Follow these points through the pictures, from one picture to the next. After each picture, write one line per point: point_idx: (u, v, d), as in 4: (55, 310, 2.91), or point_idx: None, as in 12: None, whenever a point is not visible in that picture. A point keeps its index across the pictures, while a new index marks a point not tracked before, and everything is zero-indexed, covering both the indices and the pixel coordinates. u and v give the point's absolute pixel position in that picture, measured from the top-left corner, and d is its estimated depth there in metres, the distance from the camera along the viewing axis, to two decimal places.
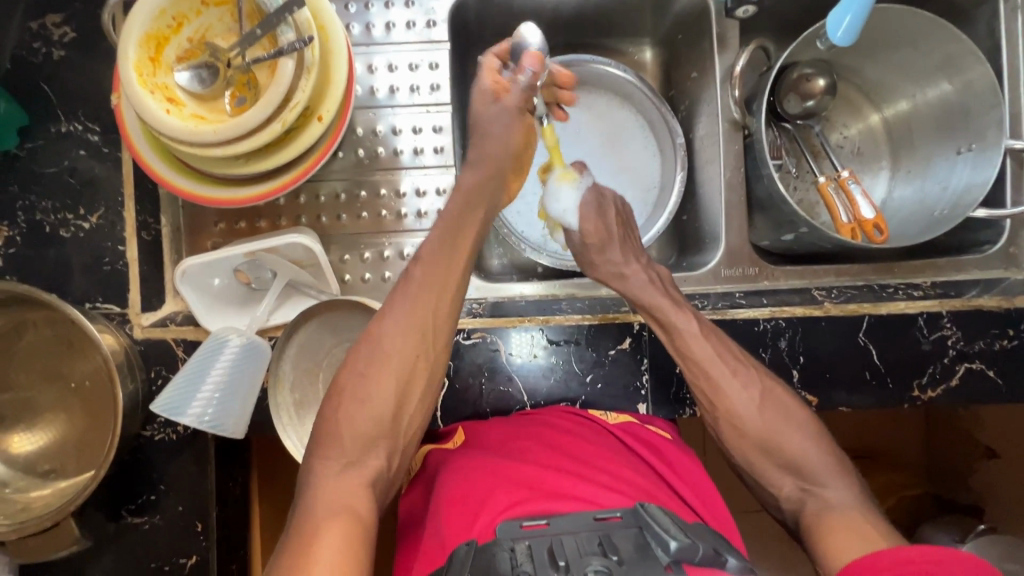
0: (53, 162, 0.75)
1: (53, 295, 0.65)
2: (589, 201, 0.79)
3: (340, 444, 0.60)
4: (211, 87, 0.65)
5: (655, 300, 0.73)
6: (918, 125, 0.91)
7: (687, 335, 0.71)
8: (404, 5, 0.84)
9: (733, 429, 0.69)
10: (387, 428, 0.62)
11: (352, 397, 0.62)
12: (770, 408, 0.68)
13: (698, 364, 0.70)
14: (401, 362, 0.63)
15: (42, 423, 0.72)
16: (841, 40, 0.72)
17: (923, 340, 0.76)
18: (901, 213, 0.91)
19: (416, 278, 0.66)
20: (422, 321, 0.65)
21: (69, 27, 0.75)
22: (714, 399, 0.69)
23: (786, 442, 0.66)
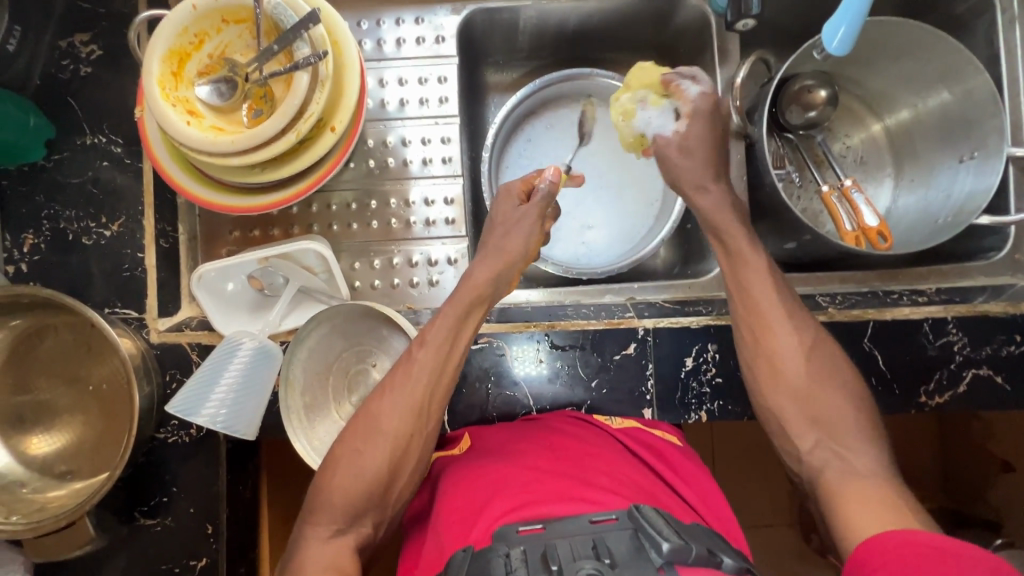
0: (78, 173, 0.78)
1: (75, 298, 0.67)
2: (703, 110, 0.73)
3: (330, 510, 0.61)
4: (230, 100, 0.68)
5: (726, 227, 0.73)
6: (921, 133, 0.92)
7: (749, 267, 0.70)
8: (414, 22, 0.87)
9: (769, 368, 0.67)
10: (375, 500, 0.62)
11: (345, 467, 0.63)
12: (818, 363, 0.66)
13: (754, 296, 0.69)
14: (396, 439, 0.63)
15: (60, 426, 0.74)
16: (837, 50, 0.73)
17: (929, 346, 0.76)
18: (905, 222, 0.92)
19: (417, 360, 0.66)
20: (420, 399, 0.65)
21: (96, 45, 0.79)
22: (761, 335, 0.68)
23: (814, 400, 0.64)
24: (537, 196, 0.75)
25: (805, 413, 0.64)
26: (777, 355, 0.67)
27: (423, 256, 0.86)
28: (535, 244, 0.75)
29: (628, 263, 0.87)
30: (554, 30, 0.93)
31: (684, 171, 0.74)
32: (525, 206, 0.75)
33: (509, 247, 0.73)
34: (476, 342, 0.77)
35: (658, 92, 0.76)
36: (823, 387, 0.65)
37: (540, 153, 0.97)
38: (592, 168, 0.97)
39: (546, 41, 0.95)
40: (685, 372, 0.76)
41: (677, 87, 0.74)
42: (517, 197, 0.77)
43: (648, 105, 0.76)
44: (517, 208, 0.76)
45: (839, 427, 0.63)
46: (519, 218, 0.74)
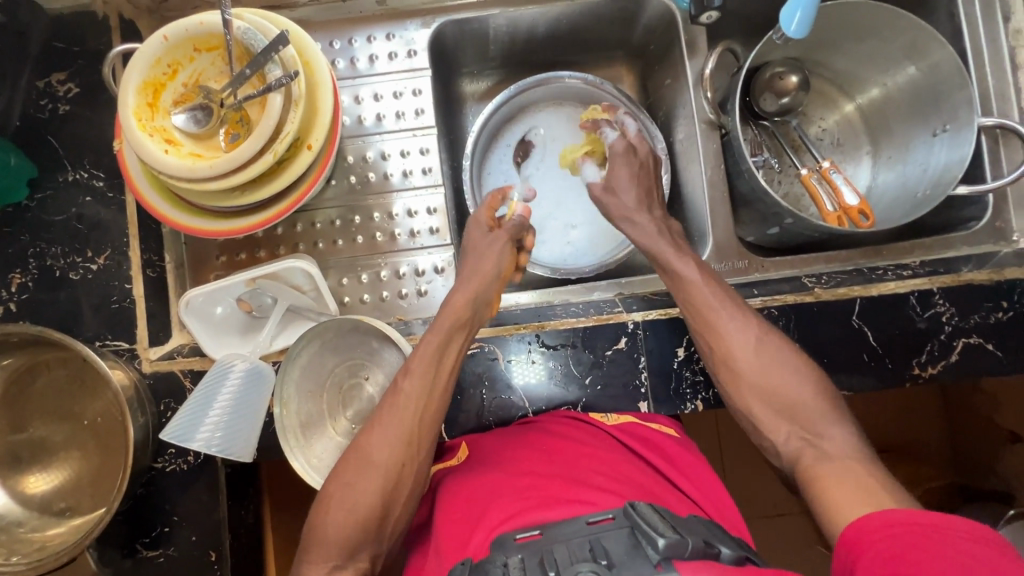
0: (61, 210, 0.78)
1: (63, 333, 0.67)
2: (619, 147, 0.84)
3: (326, 547, 0.60)
4: (206, 126, 0.69)
5: (661, 248, 0.76)
6: (893, 110, 0.94)
7: (688, 282, 0.72)
8: (386, 38, 0.88)
9: (727, 370, 0.68)
10: (372, 534, 0.61)
11: (339, 502, 0.61)
12: (774, 357, 0.67)
13: (696, 307, 0.71)
14: (388, 470, 0.62)
15: (57, 463, 0.74)
16: (795, 35, 0.74)
17: (917, 318, 0.77)
18: (886, 199, 0.93)
19: (403, 389, 0.66)
20: (410, 427, 0.64)
21: (73, 83, 0.80)
22: (711, 341, 0.70)
23: (764, 382, 0.66)
24: (506, 223, 0.81)
25: (777, 405, 0.65)
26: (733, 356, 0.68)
27: (411, 267, 0.86)
28: (507, 260, 0.78)
29: (614, 261, 0.90)
30: (525, 37, 0.94)
31: (614, 203, 0.81)
32: (496, 233, 0.79)
33: (483, 269, 0.75)
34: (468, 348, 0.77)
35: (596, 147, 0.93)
36: (781, 374, 0.66)
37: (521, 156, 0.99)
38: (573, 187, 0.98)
39: (517, 47, 0.96)
40: (678, 362, 0.76)
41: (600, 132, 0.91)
42: (486, 225, 0.81)
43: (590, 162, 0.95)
44: (488, 234, 0.79)
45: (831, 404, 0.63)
46: (492, 246, 0.78)
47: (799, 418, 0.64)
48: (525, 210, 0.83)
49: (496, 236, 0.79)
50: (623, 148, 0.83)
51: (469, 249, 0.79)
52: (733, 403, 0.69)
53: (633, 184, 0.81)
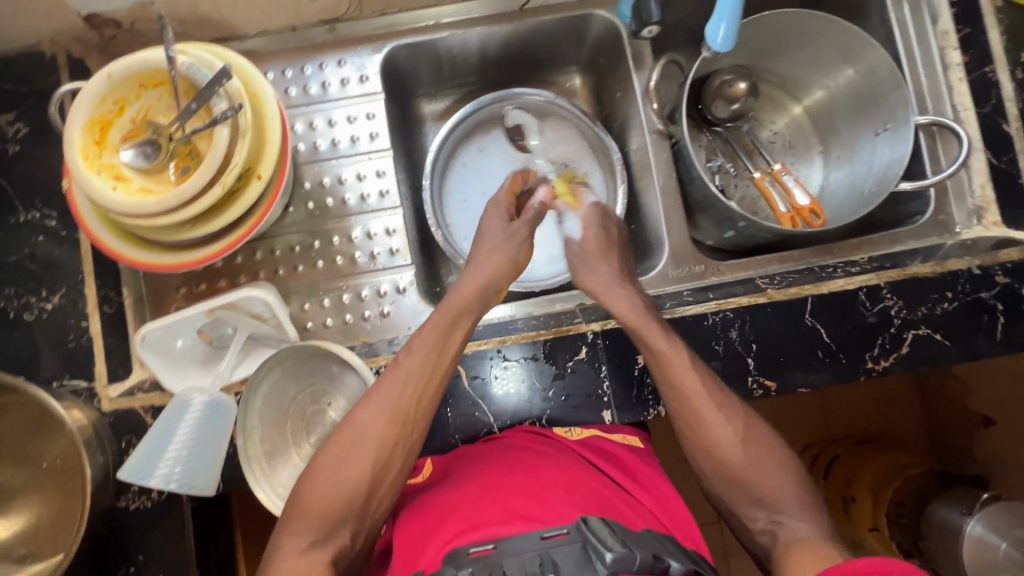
0: (14, 250, 0.78)
1: (15, 377, 0.67)
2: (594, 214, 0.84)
3: (308, 520, 0.59)
4: (155, 161, 0.69)
5: (642, 325, 0.72)
6: (838, 111, 0.98)
7: (673, 368, 0.70)
8: (337, 64, 0.89)
9: (709, 458, 0.67)
10: (357, 510, 0.61)
11: (328, 476, 0.61)
12: (755, 445, 0.66)
13: (684, 397, 0.69)
14: (383, 446, 0.63)
15: (18, 508, 0.73)
16: (721, 47, 0.75)
17: (867, 313, 0.79)
18: (837, 197, 0.96)
19: (406, 366, 0.67)
20: (409, 405, 0.65)
21: (22, 123, 0.80)
22: (698, 432, 0.68)
23: (744, 472, 0.65)
24: (526, 213, 0.81)
25: (756, 493, 0.64)
26: (717, 447, 0.66)
27: (373, 289, 0.87)
28: (523, 253, 0.78)
29: None
30: (476, 58, 0.96)
31: (590, 273, 0.80)
32: (515, 223, 0.80)
33: (497, 256, 0.76)
34: None
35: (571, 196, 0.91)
36: (759, 461, 0.65)
37: (481, 173, 1.00)
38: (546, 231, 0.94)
39: (470, 68, 0.98)
40: (639, 370, 0.77)
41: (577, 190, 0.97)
42: (505, 211, 0.81)
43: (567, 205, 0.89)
44: (505, 223, 0.79)
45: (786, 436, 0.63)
46: (506, 237, 0.78)
47: (774, 490, 0.64)
48: (548, 193, 0.85)
49: (518, 231, 0.78)
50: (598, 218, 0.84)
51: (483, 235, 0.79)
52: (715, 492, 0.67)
53: (609, 253, 0.81)
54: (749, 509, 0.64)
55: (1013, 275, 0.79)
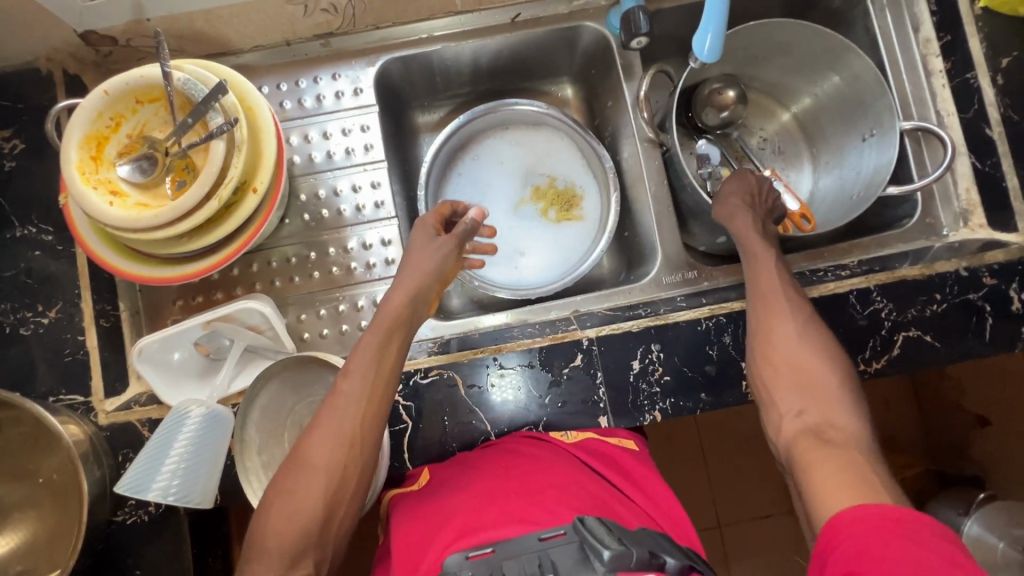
0: (11, 266, 0.78)
1: (11, 392, 0.67)
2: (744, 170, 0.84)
3: (266, 557, 0.58)
4: (152, 176, 0.70)
5: (753, 243, 0.77)
6: (826, 116, 1.00)
7: (761, 263, 0.75)
8: (332, 77, 0.91)
9: (765, 343, 0.70)
10: (315, 538, 0.60)
11: (280, 509, 0.60)
12: (811, 345, 0.68)
13: (762, 283, 0.73)
14: (330, 473, 0.61)
15: (13, 524, 0.73)
16: (709, 57, 0.75)
17: (858, 315, 0.80)
18: (826, 202, 0.97)
19: (343, 393, 0.65)
20: (352, 430, 0.64)
21: (18, 139, 0.80)
22: (762, 314, 0.71)
23: (799, 362, 0.68)
24: (456, 230, 0.77)
25: (805, 387, 0.66)
26: (775, 336, 0.69)
27: (369, 299, 0.87)
28: (451, 265, 0.77)
29: (570, 280, 0.91)
30: (470, 69, 0.98)
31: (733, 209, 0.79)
32: (443, 238, 0.76)
33: (422, 267, 0.73)
34: (427, 376, 0.78)
35: (559, 215, 1.01)
36: (815, 361, 0.67)
37: (474, 182, 1.02)
38: (532, 242, 1.00)
39: (463, 80, 1.00)
40: (634, 375, 0.78)
41: (574, 210, 1.01)
42: (433, 228, 0.78)
43: (556, 219, 1.01)
44: (434, 238, 0.76)
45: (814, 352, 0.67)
46: (437, 251, 0.75)
47: (816, 381, 0.66)
48: (480, 212, 0.79)
49: (446, 247, 0.76)
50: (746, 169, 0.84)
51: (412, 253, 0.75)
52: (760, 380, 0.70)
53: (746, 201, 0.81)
54: (788, 397, 0.67)
55: (1000, 276, 0.80)
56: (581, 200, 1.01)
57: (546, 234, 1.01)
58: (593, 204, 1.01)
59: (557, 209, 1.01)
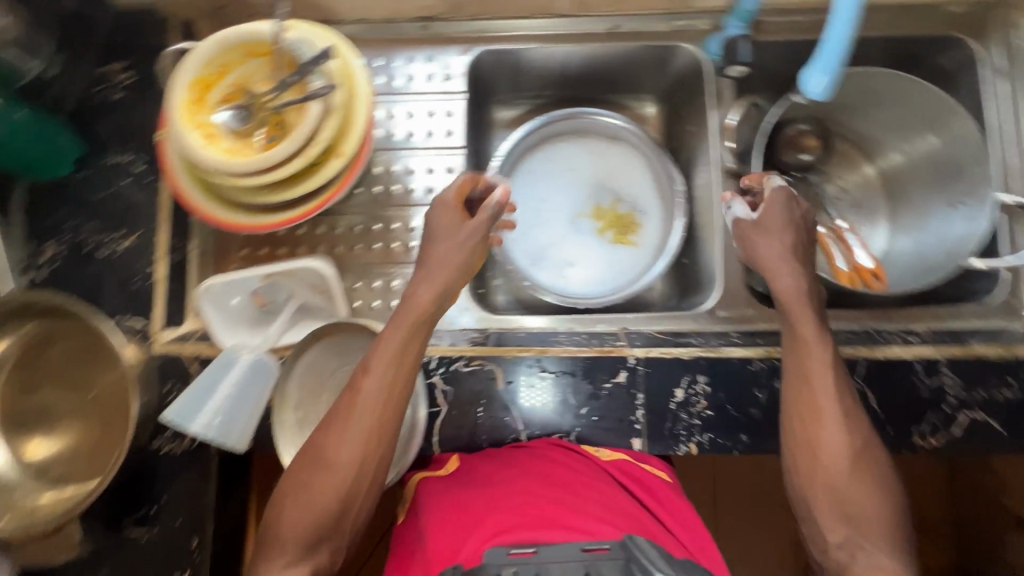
0: (102, 189, 0.82)
1: (81, 306, 0.71)
2: (779, 196, 0.72)
3: (283, 549, 0.61)
4: (247, 125, 0.73)
5: (795, 307, 0.68)
6: (911, 179, 0.96)
7: (810, 349, 0.66)
8: (425, 60, 0.92)
9: (808, 459, 0.64)
10: (330, 530, 0.62)
11: (295, 500, 0.62)
12: (866, 467, 0.64)
13: (806, 377, 0.65)
14: (345, 475, 0.62)
15: (59, 431, 0.77)
16: (818, 96, 0.69)
17: (922, 386, 0.76)
18: (900, 264, 0.94)
19: (362, 393, 0.64)
20: (369, 431, 0.63)
21: (130, 73, 0.85)
22: (806, 409, 0.65)
23: (844, 483, 0.63)
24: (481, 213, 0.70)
25: (851, 513, 0.62)
26: (825, 437, 0.64)
27: None
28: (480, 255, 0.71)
29: (622, 295, 0.90)
30: (558, 71, 0.98)
31: (761, 244, 0.72)
32: (469, 223, 0.70)
33: (454, 262, 0.68)
34: (469, 364, 0.78)
35: (616, 236, 1.01)
36: (866, 484, 0.63)
37: (541, 184, 1.02)
38: (583, 258, 1.00)
39: (547, 83, 1.01)
40: (675, 404, 0.76)
41: (632, 235, 1.00)
42: (456, 213, 0.71)
43: (612, 240, 1.01)
44: (459, 224, 0.70)
45: (868, 488, 0.63)
46: (459, 240, 0.69)
47: (864, 511, 0.62)
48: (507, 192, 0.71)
49: (474, 234, 0.69)
50: (784, 197, 0.72)
51: (434, 237, 0.70)
52: (797, 487, 0.65)
53: (787, 230, 0.71)
54: (830, 522, 0.63)
55: None
56: (641, 227, 1.01)
57: (599, 253, 1.00)
58: (653, 234, 1.00)
59: (616, 231, 1.01)
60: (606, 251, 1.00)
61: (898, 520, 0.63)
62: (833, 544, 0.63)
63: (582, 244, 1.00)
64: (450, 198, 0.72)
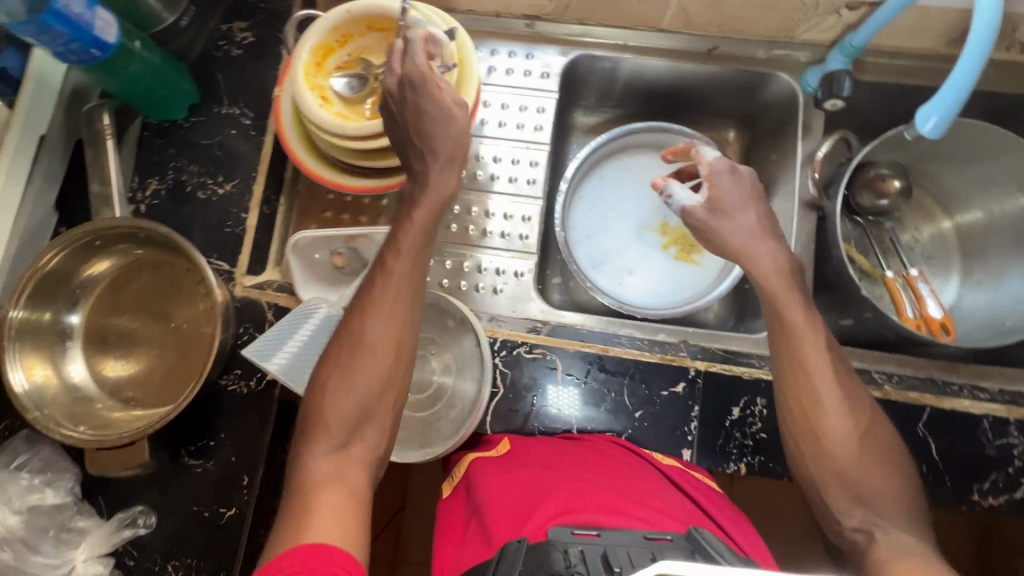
0: (209, 135, 0.87)
1: (174, 232, 0.75)
2: (721, 167, 0.72)
3: (324, 431, 0.63)
4: (359, 93, 0.77)
5: (776, 290, 0.69)
6: (995, 241, 0.93)
7: (792, 330, 0.67)
8: (524, 56, 0.96)
9: (813, 436, 0.65)
10: (367, 417, 0.64)
11: (334, 387, 0.65)
12: (871, 440, 0.64)
13: (792, 353, 0.67)
14: (383, 361, 0.65)
15: (134, 356, 0.81)
16: (929, 133, 0.72)
17: (987, 444, 0.76)
18: (971, 321, 0.92)
19: (394, 283, 0.68)
20: (399, 322, 0.67)
21: (251, 32, 0.90)
22: (800, 382, 0.66)
23: (848, 453, 0.63)
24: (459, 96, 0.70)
25: (860, 491, 0.62)
26: (823, 408, 0.65)
27: (492, 265, 0.90)
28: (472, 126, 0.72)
29: (685, 309, 0.87)
30: (648, 83, 0.99)
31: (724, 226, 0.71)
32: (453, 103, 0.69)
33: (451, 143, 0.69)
34: (531, 352, 0.80)
35: (681, 253, 1.01)
36: (873, 466, 0.63)
37: (613, 192, 1.04)
38: (642, 267, 1.01)
39: (637, 93, 1.02)
40: (730, 421, 0.77)
41: (696, 254, 1.01)
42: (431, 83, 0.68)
43: (676, 256, 1.01)
44: (437, 98, 0.68)
45: (879, 461, 0.63)
46: (442, 118, 0.68)
47: (880, 489, 0.62)
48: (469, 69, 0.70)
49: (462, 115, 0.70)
50: (725, 165, 0.72)
51: (413, 121, 0.68)
52: (805, 464, 0.65)
53: (744, 204, 0.71)
54: (841, 500, 0.62)
55: None
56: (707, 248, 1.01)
57: (661, 266, 1.01)
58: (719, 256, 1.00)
59: (681, 248, 1.01)
60: (666, 265, 1.01)
61: (914, 495, 0.63)
62: (848, 526, 0.61)
63: (644, 254, 1.01)
64: (418, 71, 0.67)
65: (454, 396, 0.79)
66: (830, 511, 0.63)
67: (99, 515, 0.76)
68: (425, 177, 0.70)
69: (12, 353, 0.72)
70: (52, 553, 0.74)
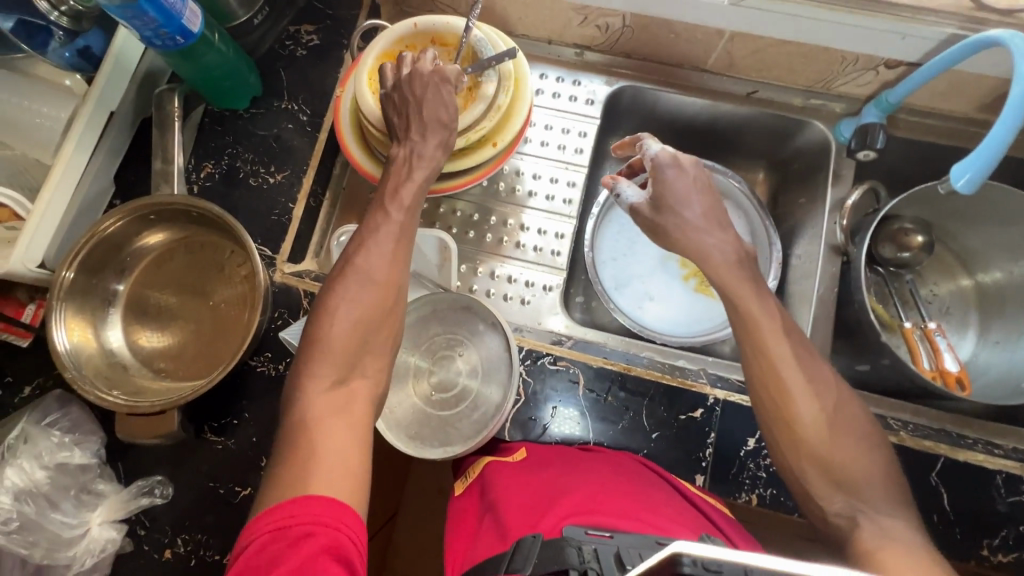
0: (266, 127, 0.92)
1: (225, 211, 0.78)
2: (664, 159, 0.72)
3: (325, 361, 0.62)
4: None
5: (732, 281, 0.68)
6: (1013, 299, 0.95)
7: (756, 320, 0.66)
8: (571, 83, 1.01)
9: (787, 428, 0.63)
10: (361, 352, 0.64)
11: (333, 322, 0.64)
12: (843, 418, 0.63)
13: (760, 342, 0.65)
14: (378, 298, 0.66)
15: (170, 329, 0.83)
16: (962, 189, 0.75)
17: (1000, 500, 0.76)
18: (986, 378, 0.94)
19: (388, 225, 0.70)
20: (394, 262, 0.68)
21: (316, 36, 0.95)
22: (768, 371, 0.64)
23: (827, 438, 0.61)
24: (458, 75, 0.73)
25: (841, 477, 0.60)
26: (793, 394, 0.62)
27: (522, 276, 0.93)
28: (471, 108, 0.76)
29: (703, 339, 0.92)
30: (685, 119, 1.03)
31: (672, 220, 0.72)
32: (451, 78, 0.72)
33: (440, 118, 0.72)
34: (555, 363, 0.82)
35: (700, 285, 1.03)
36: (846, 448, 0.61)
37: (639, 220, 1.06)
38: (660, 296, 1.03)
39: (675, 128, 1.05)
40: (745, 452, 0.78)
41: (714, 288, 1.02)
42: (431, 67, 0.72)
43: (694, 288, 1.03)
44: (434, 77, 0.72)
45: (862, 443, 0.62)
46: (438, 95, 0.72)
47: (861, 473, 0.60)
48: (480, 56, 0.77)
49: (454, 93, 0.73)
50: (670, 158, 0.72)
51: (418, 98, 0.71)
52: (784, 451, 0.63)
53: (693, 197, 0.71)
54: (823, 489, 0.61)
55: None
56: None
57: (678, 296, 1.03)
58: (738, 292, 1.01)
59: (700, 280, 1.03)
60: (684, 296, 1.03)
61: (895, 476, 0.62)
62: (832, 514, 0.60)
63: (664, 283, 1.03)
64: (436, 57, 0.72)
65: (477, 399, 0.80)
66: (813, 497, 0.61)
67: (117, 481, 0.78)
68: (419, 145, 0.72)
69: (58, 313, 0.75)
70: (71, 513, 0.75)
